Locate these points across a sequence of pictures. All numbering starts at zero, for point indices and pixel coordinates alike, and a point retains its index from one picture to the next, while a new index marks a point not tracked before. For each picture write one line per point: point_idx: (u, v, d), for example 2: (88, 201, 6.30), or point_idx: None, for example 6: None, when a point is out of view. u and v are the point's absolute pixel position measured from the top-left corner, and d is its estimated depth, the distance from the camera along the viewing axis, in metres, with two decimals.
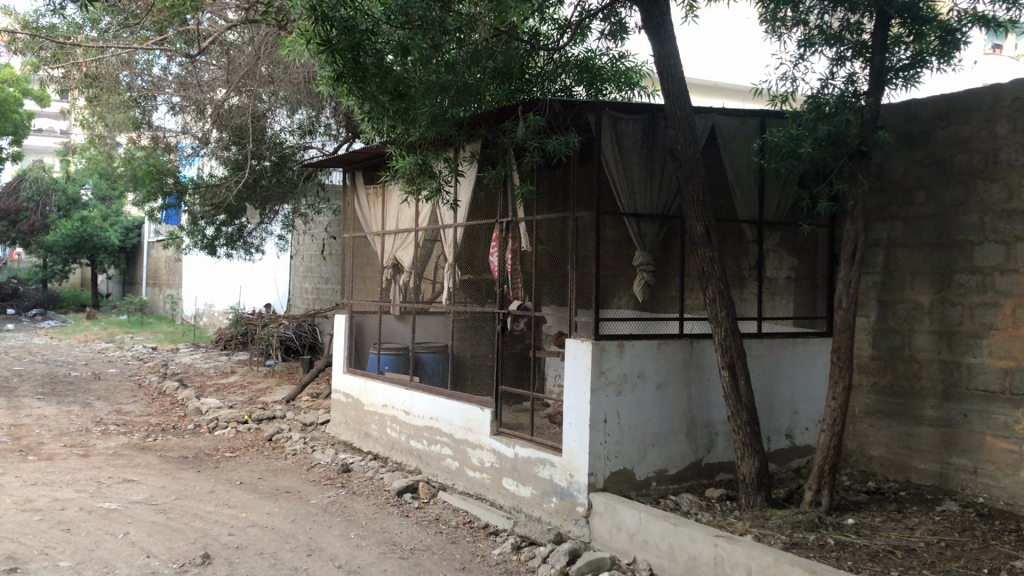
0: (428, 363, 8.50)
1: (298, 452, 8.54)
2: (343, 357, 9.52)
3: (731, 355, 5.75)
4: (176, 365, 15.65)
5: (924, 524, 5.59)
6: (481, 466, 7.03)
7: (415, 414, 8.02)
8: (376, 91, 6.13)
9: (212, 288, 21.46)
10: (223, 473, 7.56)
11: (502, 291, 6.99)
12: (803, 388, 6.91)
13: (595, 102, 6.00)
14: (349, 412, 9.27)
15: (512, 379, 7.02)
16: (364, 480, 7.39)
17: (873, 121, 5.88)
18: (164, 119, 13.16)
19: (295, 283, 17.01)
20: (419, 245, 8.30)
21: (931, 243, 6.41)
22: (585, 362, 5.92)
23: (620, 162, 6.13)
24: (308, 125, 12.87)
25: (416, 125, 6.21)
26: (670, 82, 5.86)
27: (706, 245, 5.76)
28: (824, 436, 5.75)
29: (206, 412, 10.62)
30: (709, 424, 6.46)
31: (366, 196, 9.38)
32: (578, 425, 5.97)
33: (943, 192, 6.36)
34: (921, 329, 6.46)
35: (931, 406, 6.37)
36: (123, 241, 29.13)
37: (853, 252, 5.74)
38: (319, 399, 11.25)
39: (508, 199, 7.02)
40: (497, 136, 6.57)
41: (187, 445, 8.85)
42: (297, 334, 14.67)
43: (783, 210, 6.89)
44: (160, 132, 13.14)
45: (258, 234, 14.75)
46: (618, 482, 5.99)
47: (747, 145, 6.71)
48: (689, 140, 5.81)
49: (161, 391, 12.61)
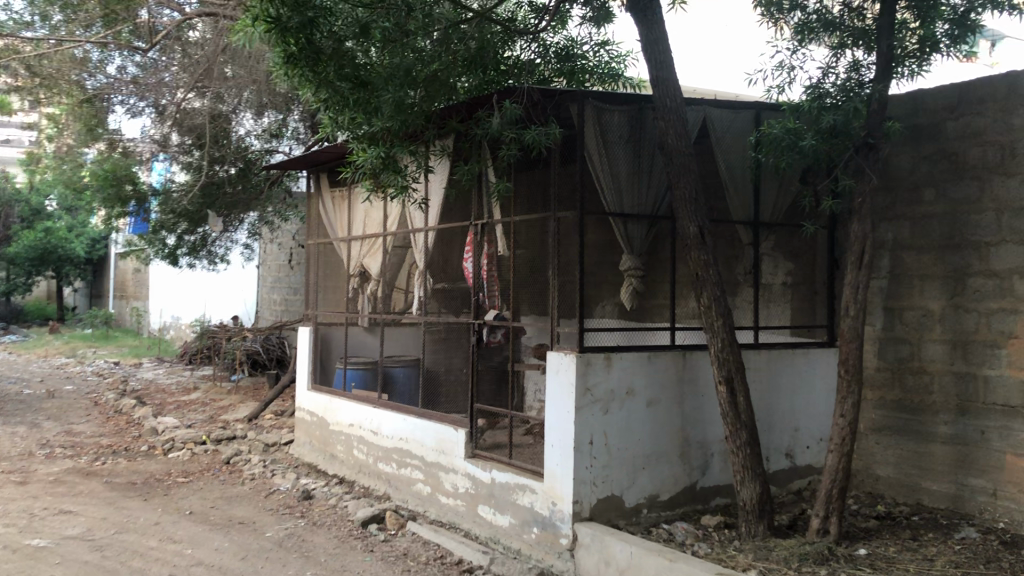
0: (400, 379, 7.77)
1: (256, 476, 7.91)
2: (308, 372, 8.87)
3: (729, 368, 5.20)
4: (136, 381, 14.91)
5: (944, 555, 5.04)
6: (455, 492, 6.43)
7: (384, 435, 7.40)
8: (333, 78, 5.53)
9: (178, 299, 20.74)
10: (171, 501, 6.92)
11: (477, 299, 6.41)
12: (804, 403, 6.37)
13: (576, 90, 5.44)
14: (313, 432, 8.64)
15: (488, 396, 6.43)
16: (326, 508, 6.77)
17: (880, 111, 5.33)
18: (120, 122, 12.40)
19: (263, 294, 16.35)
20: (388, 252, 7.76)
21: (942, 244, 5.90)
22: (569, 377, 5.35)
23: (605, 157, 5.59)
24: (275, 128, 12.21)
25: (380, 115, 5.62)
26: (660, 70, 5.33)
27: (702, 248, 5.21)
28: (832, 457, 5.22)
29: (162, 433, 9.94)
30: (704, 443, 5.90)
31: (331, 200, 8.79)
32: (561, 448, 5.39)
33: (955, 190, 5.86)
34: (932, 338, 5.95)
35: (945, 423, 5.85)
36: (89, 252, 28.28)
37: (861, 255, 5.23)
38: (284, 417, 10.61)
39: (482, 200, 6.47)
40: (470, 129, 5.96)
41: (137, 470, 8.16)
42: (264, 348, 13.79)
43: (780, 210, 6.37)
44: (117, 137, 12.38)
45: (223, 243, 13.94)
46: (605, 510, 5.41)
47: (742, 140, 6.18)
48: (680, 132, 5.29)
49: (117, 410, 11.90)
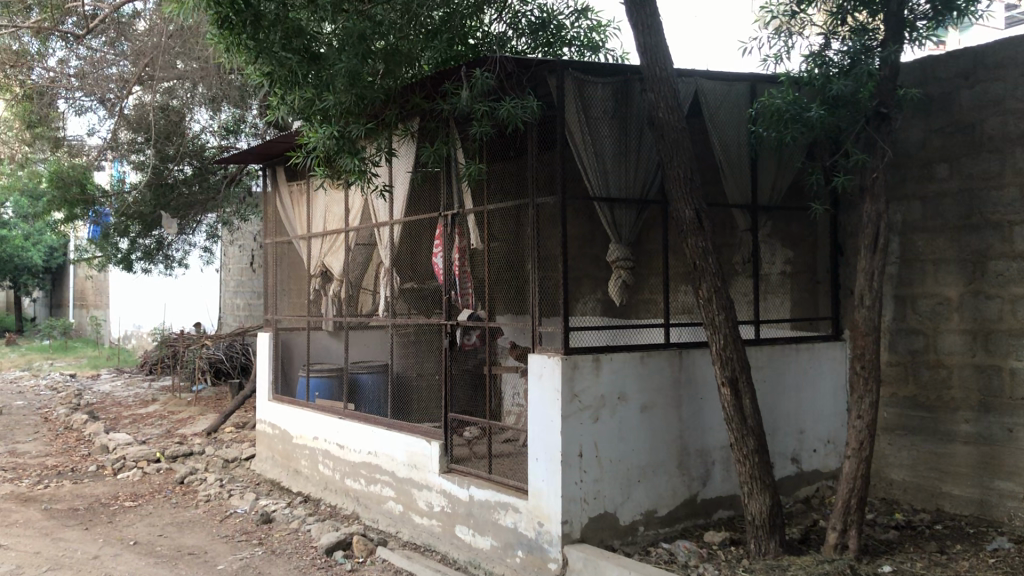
0: (366, 386, 7.14)
1: (212, 497, 7.23)
2: (268, 382, 8.24)
3: (733, 367, 4.63)
4: (91, 394, 14.10)
5: (978, 571, 4.50)
6: (429, 511, 5.83)
7: (350, 450, 6.77)
8: (279, 47, 5.04)
9: (139, 306, 19.92)
10: (114, 530, 6.23)
11: (450, 298, 5.81)
12: (809, 401, 5.83)
13: (555, 60, 4.85)
14: (275, 446, 7.99)
15: (463, 404, 5.83)
16: (287, 533, 6.12)
17: (892, 77, 4.82)
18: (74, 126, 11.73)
19: (225, 299, 15.61)
20: (352, 249, 7.13)
21: (957, 225, 5.38)
22: (553, 383, 4.77)
23: (589, 136, 5.00)
24: (232, 124, 11.37)
25: (334, 89, 5.04)
26: (648, 35, 4.77)
27: (699, 234, 4.64)
28: (850, 465, 4.67)
29: (113, 450, 9.23)
30: (704, 450, 5.33)
31: (288, 194, 8.14)
32: (547, 462, 4.80)
33: (972, 164, 5.33)
34: (949, 328, 5.42)
35: (966, 421, 5.33)
36: (47, 262, 27.24)
37: (875, 238, 4.68)
38: (245, 429, 9.94)
39: (452, 185, 5.82)
40: (436, 106, 5.36)
41: (81, 494, 7.45)
42: (227, 356, 13.17)
43: (779, 192, 5.83)
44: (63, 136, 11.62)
45: (180, 247, 13.13)
46: (598, 530, 4.82)
47: (737, 115, 5.62)
48: (672, 105, 4.72)
49: (67, 427, 11.13)
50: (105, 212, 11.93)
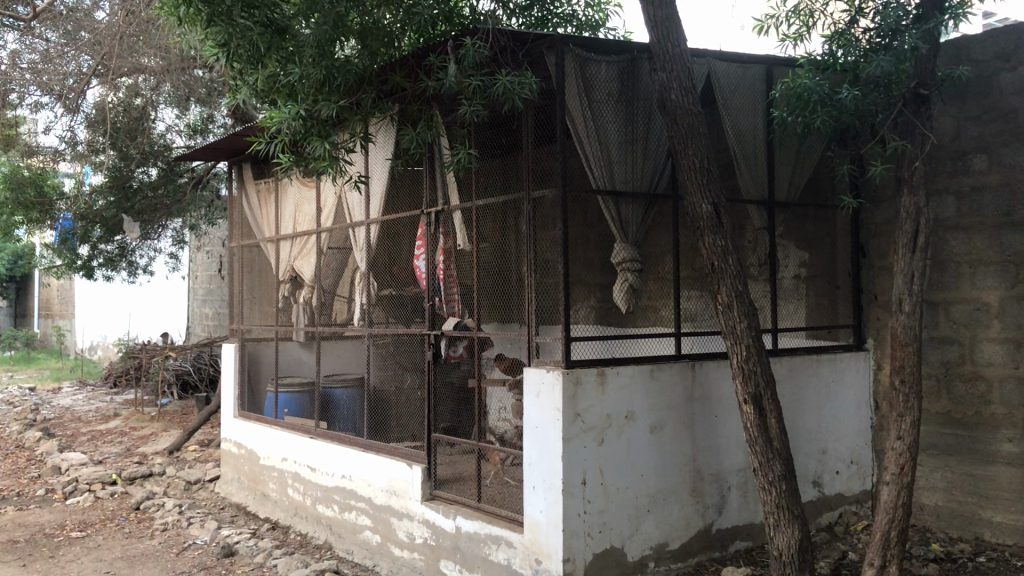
0: (341, 402, 6.51)
1: (169, 525, 6.57)
2: (234, 397, 7.61)
3: (757, 383, 4.01)
4: (48, 409, 13.29)
5: None
6: (410, 544, 5.22)
7: (323, 472, 6.15)
8: (238, 16, 4.52)
9: (105, 316, 19.13)
10: (55, 566, 5.55)
11: (433, 306, 5.22)
12: (831, 418, 5.27)
13: (554, 33, 4.27)
14: (242, 467, 7.34)
15: (448, 423, 5.22)
16: (250, 569, 5.48)
17: (933, 55, 4.27)
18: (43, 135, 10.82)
19: (193, 307, 14.92)
20: (324, 252, 6.52)
21: (998, 222, 4.85)
22: (553, 401, 4.17)
23: (592, 121, 4.43)
24: (200, 125, 10.95)
25: (301, 60, 4.58)
26: (659, 6, 4.19)
27: (719, 230, 4.05)
28: (889, 491, 4.10)
29: (65, 472, 8.52)
30: (720, 474, 4.76)
31: (255, 193, 7.51)
32: (546, 489, 4.21)
33: (1015, 155, 4.81)
34: (989, 336, 4.89)
35: (1009, 440, 4.80)
36: (11, 271, 26.28)
37: (917, 235, 4.13)
38: (210, 448, 9.28)
39: (437, 180, 5.24)
40: (417, 87, 4.79)
41: (24, 522, 6.75)
42: (195, 368, 12.52)
43: (797, 186, 5.31)
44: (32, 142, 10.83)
45: (144, 253, 12.40)
46: (603, 567, 4.23)
47: (752, 101, 5.07)
48: (687, 85, 4.14)
49: (18, 446, 10.37)
50: (66, 217, 11.27)
